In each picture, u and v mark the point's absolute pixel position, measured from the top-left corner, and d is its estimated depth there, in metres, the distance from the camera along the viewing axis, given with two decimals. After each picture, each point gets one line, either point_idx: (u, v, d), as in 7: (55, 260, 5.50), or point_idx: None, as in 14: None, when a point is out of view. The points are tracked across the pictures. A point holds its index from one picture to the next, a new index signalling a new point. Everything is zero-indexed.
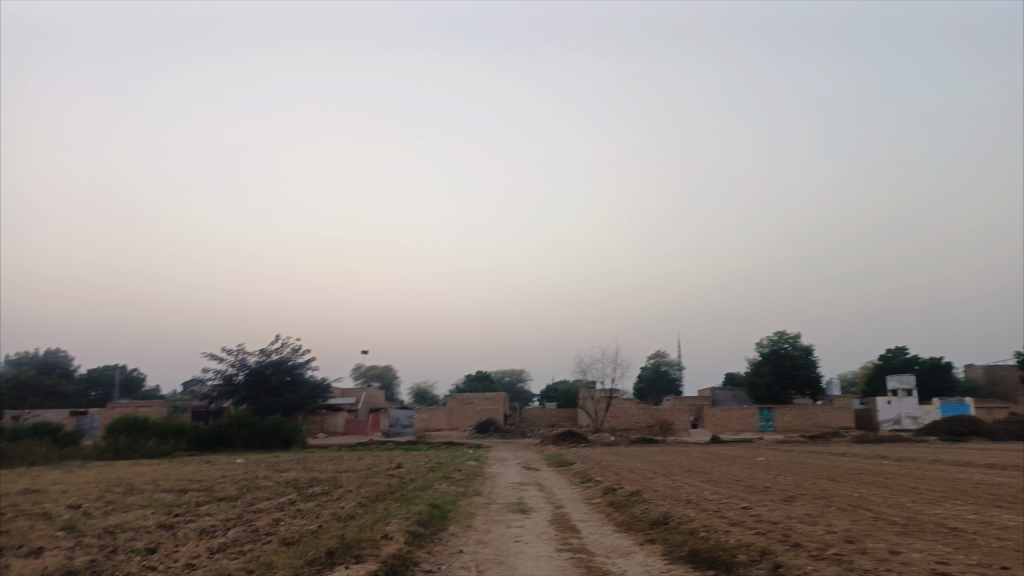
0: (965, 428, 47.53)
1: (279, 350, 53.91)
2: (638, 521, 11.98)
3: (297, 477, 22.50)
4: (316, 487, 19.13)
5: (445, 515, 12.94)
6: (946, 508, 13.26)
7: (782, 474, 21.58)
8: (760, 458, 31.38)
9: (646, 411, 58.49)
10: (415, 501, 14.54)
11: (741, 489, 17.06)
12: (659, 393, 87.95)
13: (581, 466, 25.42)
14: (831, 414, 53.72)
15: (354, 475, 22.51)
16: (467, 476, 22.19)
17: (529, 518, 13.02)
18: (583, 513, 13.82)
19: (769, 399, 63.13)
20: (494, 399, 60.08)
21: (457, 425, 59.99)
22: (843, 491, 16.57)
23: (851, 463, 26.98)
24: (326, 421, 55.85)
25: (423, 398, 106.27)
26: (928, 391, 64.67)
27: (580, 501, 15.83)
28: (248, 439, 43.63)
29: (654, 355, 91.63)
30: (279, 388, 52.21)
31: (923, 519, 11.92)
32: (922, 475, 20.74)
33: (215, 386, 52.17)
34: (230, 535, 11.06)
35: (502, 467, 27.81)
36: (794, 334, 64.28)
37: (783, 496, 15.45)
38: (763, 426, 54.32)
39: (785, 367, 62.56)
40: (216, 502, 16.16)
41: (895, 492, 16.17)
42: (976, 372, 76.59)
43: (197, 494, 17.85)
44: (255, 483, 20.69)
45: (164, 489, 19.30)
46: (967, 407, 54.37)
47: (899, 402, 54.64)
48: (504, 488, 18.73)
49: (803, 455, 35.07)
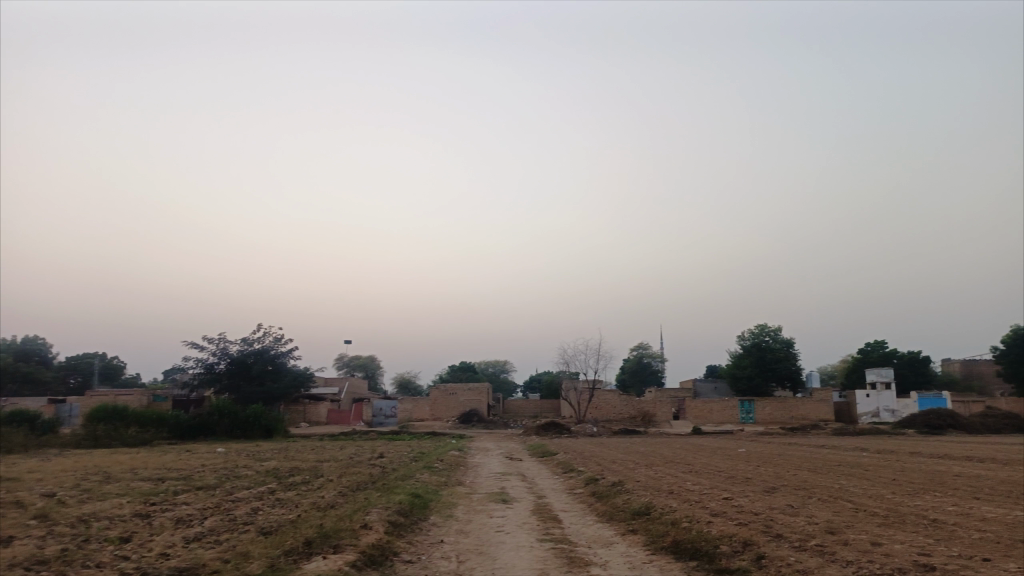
0: (942, 421, 48.14)
1: (261, 339, 53.46)
2: (620, 511, 11.93)
3: (278, 466, 22.32)
4: (296, 476, 18.95)
5: (426, 505, 12.83)
6: (926, 500, 13.33)
7: (764, 466, 21.67)
8: (742, 450, 31.56)
9: (629, 402, 58.70)
10: (396, 490, 14.42)
11: (723, 480, 17.10)
12: (642, 384, 88.35)
13: (563, 457, 25.37)
14: (811, 407, 54.18)
15: (335, 464, 22.34)
16: (449, 466, 22.11)
17: (511, 508, 12.94)
18: (565, 503, 13.77)
19: (750, 392, 63.60)
20: (477, 389, 60.01)
21: (440, 415, 59.92)
22: (823, 482, 16.66)
23: (831, 455, 27.21)
24: (308, 411, 55.57)
25: (406, 388, 106.12)
26: (907, 385, 65.41)
27: (562, 491, 15.79)
28: (229, 428, 43.30)
29: (637, 347, 91.97)
30: (261, 378, 51.82)
31: (904, 510, 11.98)
32: (902, 467, 20.91)
33: (196, 374, 51.67)
34: (206, 525, 10.87)
35: (485, 457, 27.77)
36: (775, 328, 64.75)
37: (765, 487, 15.49)
38: (744, 418, 54.74)
39: (766, 360, 63.03)
40: (194, 491, 15.94)
41: (874, 484, 16.28)
42: (953, 366, 77.60)
43: (174, 483, 17.60)
44: (235, 472, 20.48)
45: (142, 478, 19.05)
46: (944, 400, 55.04)
47: (878, 395, 55.24)
48: (486, 478, 18.69)
49: (785, 446, 35.31)
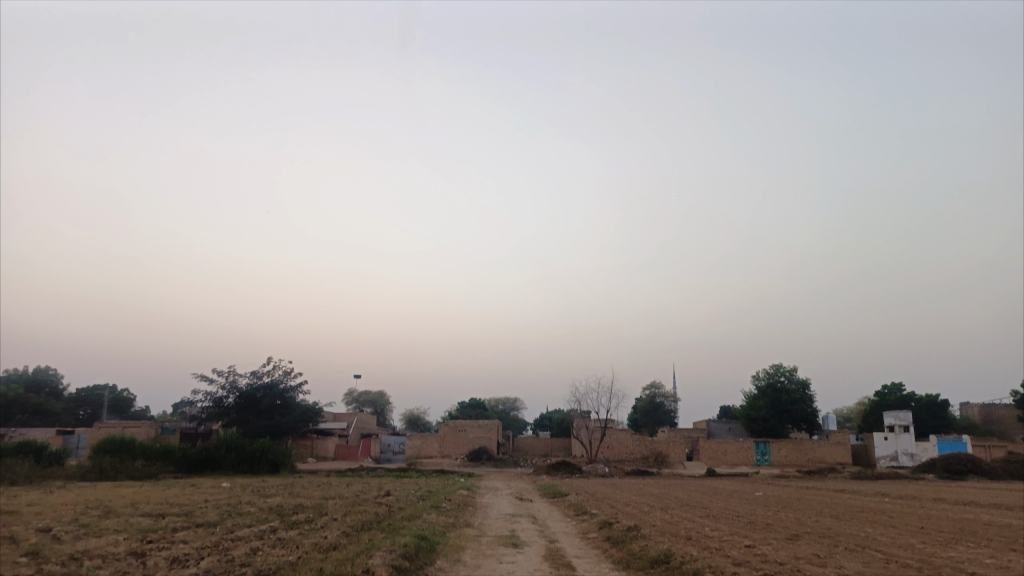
0: (963, 466, 46.84)
1: (270, 372, 53.17)
2: (638, 559, 11.34)
3: (283, 503, 21.75)
4: (300, 514, 18.36)
5: (433, 548, 12.26)
6: (960, 551, 12.63)
7: (783, 510, 20.87)
8: (758, 494, 30.65)
9: (641, 442, 57.64)
10: (401, 531, 13.88)
11: (743, 526, 16.41)
12: (654, 424, 86.96)
13: (574, 498, 24.61)
14: (828, 449, 52.96)
15: (341, 502, 21.72)
16: (457, 506, 21.47)
17: (522, 553, 12.37)
18: (578, 548, 13.17)
19: (765, 433, 62.37)
20: (487, 426, 59.28)
21: (449, 452, 58.96)
22: (848, 530, 15.91)
23: (851, 500, 26.29)
24: (316, 446, 54.82)
25: (415, 424, 105.02)
26: (925, 429, 63.98)
27: (575, 535, 15.18)
28: (236, 462, 42.64)
29: (650, 386, 90.78)
30: (270, 412, 51.31)
31: (938, 562, 11.32)
32: (928, 515, 20.07)
33: (204, 408, 51.28)
34: (202, 565, 10.36)
35: (494, 497, 27.07)
36: (790, 368, 63.67)
37: (788, 535, 14.82)
38: (759, 460, 53.56)
39: (781, 401, 61.86)
40: (194, 528, 15.42)
41: (903, 532, 15.54)
42: (972, 411, 76.00)
43: (175, 519, 17.09)
44: (237, 509, 19.92)
45: (142, 513, 18.50)
46: (965, 445, 53.68)
47: (896, 439, 53.92)
48: (496, 520, 18.05)
49: (802, 490, 34.29)
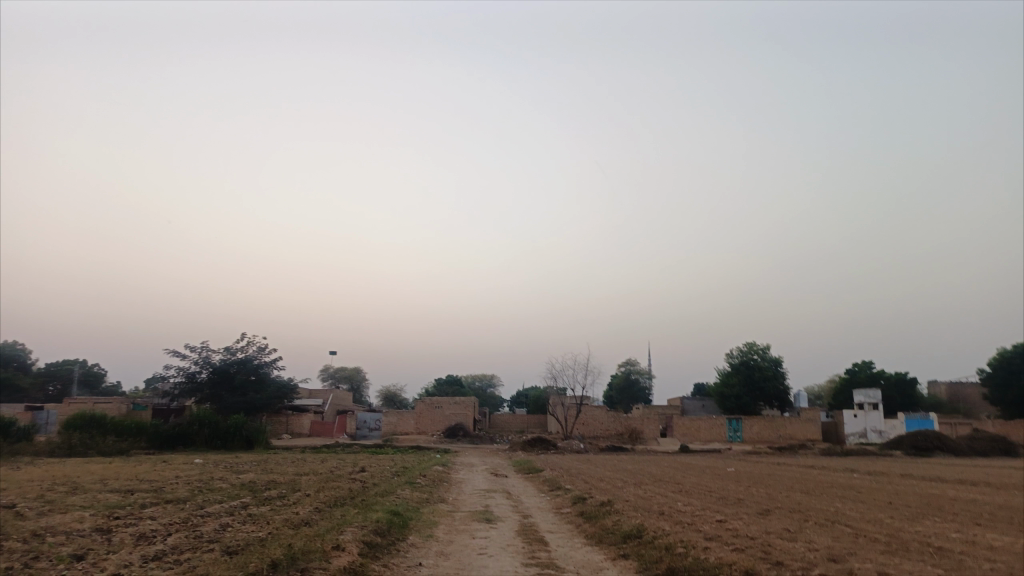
0: (929, 443, 47.80)
1: (244, 348, 52.67)
2: (610, 534, 11.33)
3: (255, 478, 21.58)
4: (272, 490, 18.17)
5: (405, 523, 12.19)
6: (927, 526, 12.81)
7: (755, 486, 21.07)
8: (731, 469, 30.96)
9: (616, 419, 58.10)
10: (374, 507, 13.77)
11: (715, 501, 16.53)
12: (629, 401, 87.76)
13: (549, 474, 24.70)
14: (799, 426, 53.73)
15: (314, 479, 21.58)
16: (432, 482, 21.42)
17: (495, 528, 12.34)
18: (552, 523, 13.17)
19: (738, 410, 63.17)
20: (463, 403, 59.31)
21: (425, 429, 58.98)
22: (819, 505, 16.09)
23: (821, 476, 26.71)
24: (291, 423, 54.53)
25: (392, 401, 105.09)
26: (894, 407, 65.23)
27: (549, 510, 15.20)
28: (209, 438, 42.26)
29: (625, 364, 91.47)
30: (244, 387, 50.86)
31: (906, 536, 11.46)
32: (896, 490, 20.39)
33: (177, 384, 50.69)
34: (168, 542, 10.18)
35: (469, 473, 27.09)
36: (763, 346, 64.36)
37: (759, 510, 14.96)
38: (731, 437, 54.27)
39: (754, 379, 62.63)
40: (163, 504, 15.19)
41: (871, 507, 15.75)
42: (939, 388, 77.56)
43: (143, 495, 16.85)
44: (208, 485, 19.66)
45: (110, 490, 18.18)
46: (931, 422, 54.80)
47: (865, 417, 54.88)
48: (470, 495, 18.03)
49: (773, 467, 34.74)
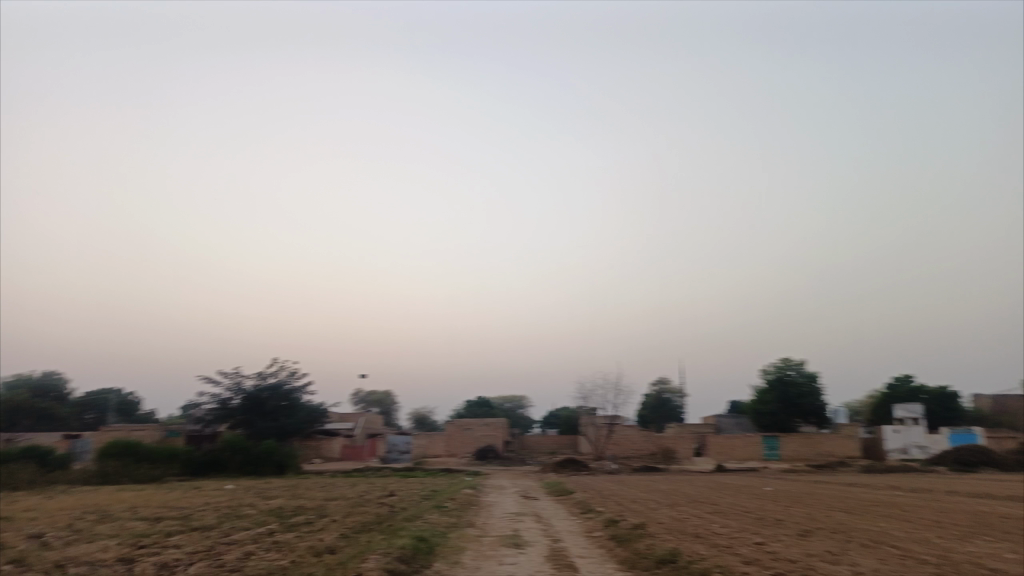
0: (975, 458, 46.20)
1: (275, 373, 52.95)
2: (642, 559, 10.88)
3: (284, 504, 21.44)
4: (299, 516, 17.96)
5: (431, 550, 11.87)
6: (979, 546, 12.14)
7: (795, 506, 20.33)
8: (769, 489, 30.10)
9: (648, 438, 57.11)
10: (400, 533, 13.50)
11: (752, 522, 15.94)
12: (662, 420, 86.45)
13: (581, 496, 24.18)
14: (838, 443, 52.35)
15: (342, 503, 21.35)
16: (461, 505, 21.08)
17: (524, 554, 11.97)
18: (583, 548, 12.75)
19: (774, 428, 61.81)
20: (493, 425, 58.88)
21: (456, 451, 58.54)
22: (861, 525, 15.42)
23: (863, 494, 25.75)
24: (322, 447, 54.45)
25: (423, 424, 104.84)
26: (936, 421, 63.37)
27: (579, 534, 14.78)
28: (242, 464, 42.32)
29: (657, 382, 90.27)
30: (275, 413, 51.03)
31: (957, 557, 10.83)
32: (943, 508, 19.51)
33: (210, 410, 51.08)
34: (190, 572, 9.98)
35: (500, 495, 26.67)
36: (799, 361, 63.05)
37: (798, 531, 14.38)
38: (768, 455, 52.99)
39: (790, 395, 61.29)
40: (189, 532, 15.08)
41: (918, 526, 15.05)
42: (983, 402, 75.20)
43: (171, 523, 16.77)
44: (236, 512, 19.56)
45: (139, 518, 18.12)
46: (976, 436, 53.03)
47: (906, 432, 53.27)
48: (500, 519, 17.63)
49: (813, 485, 33.71)
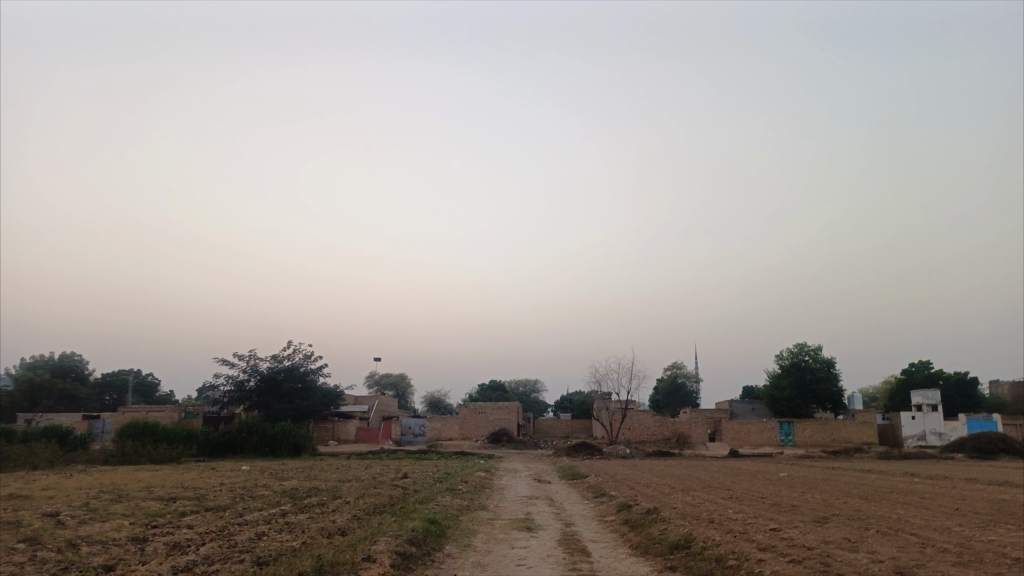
0: (993, 445, 45.71)
1: (290, 355, 53.20)
2: (656, 544, 10.76)
3: (297, 485, 21.56)
4: (312, 497, 18.00)
5: (443, 532, 11.81)
6: (1000, 535, 11.89)
7: (811, 492, 20.15)
8: (783, 474, 29.92)
9: (662, 423, 56.96)
10: (411, 515, 13.47)
11: (767, 508, 15.79)
12: (676, 405, 86.28)
13: (594, 480, 24.12)
14: (854, 429, 51.93)
15: (356, 485, 21.41)
16: (474, 489, 21.04)
17: (535, 538, 11.90)
18: (595, 532, 12.67)
19: (789, 413, 61.48)
20: (507, 408, 58.94)
21: (470, 434, 58.70)
22: (879, 512, 15.22)
23: (879, 481, 25.53)
24: (337, 429, 54.79)
25: (437, 407, 105.34)
26: (954, 408, 62.77)
27: (592, 518, 14.71)
28: (258, 445, 42.63)
29: (671, 367, 90.00)
30: (291, 395, 51.32)
31: (978, 546, 10.61)
32: (961, 495, 19.27)
33: (226, 392, 51.51)
34: (201, 552, 9.97)
35: (513, 479, 26.65)
36: (815, 347, 62.49)
37: (815, 517, 14.20)
38: (783, 441, 52.70)
39: (806, 381, 60.84)
40: (202, 512, 15.14)
41: (936, 514, 14.84)
42: (1002, 389, 74.29)
43: (185, 503, 16.86)
44: (250, 493, 19.64)
45: (154, 498, 18.24)
46: (994, 424, 52.39)
47: (924, 418, 52.79)
48: (512, 503, 17.57)
49: (828, 471, 33.47)
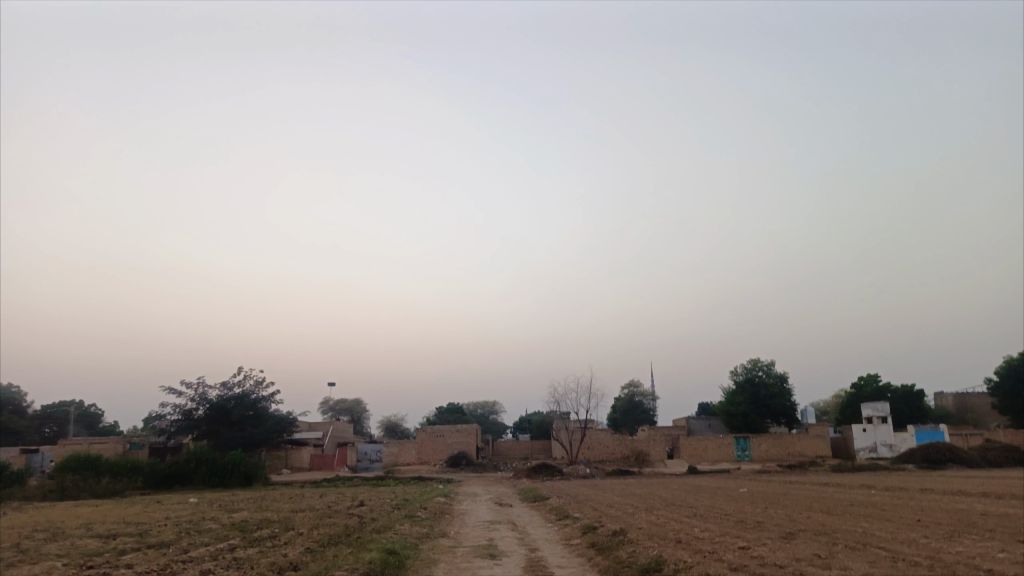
0: (942, 455, 46.70)
1: (241, 382, 51.57)
2: (626, 567, 10.35)
3: (248, 517, 20.61)
4: (263, 530, 17.16)
5: (402, 563, 11.23)
6: (969, 546, 11.79)
7: (773, 507, 19.99)
8: (743, 490, 29.91)
9: (621, 442, 56.88)
10: (369, 546, 12.81)
11: (733, 526, 15.59)
12: (634, 423, 86.44)
13: (556, 503, 23.65)
14: (808, 443, 52.55)
15: (310, 515, 20.55)
16: (433, 515, 20.41)
17: (500, 565, 11.40)
18: (561, 557, 12.23)
19: (745, 429, 61.98)
20: (465, 431, 58.11)
21: (428, 459, 57.64)
22: (843, 526, 15.11)
23: (838, 494, 25.60)
24: (291, 457, 53.21)
25: (394, 431, 103.61)
26: (903, 420, 64.15)
27: (557, 542, 14.30)
28: (208, 476, 41.02)
29: (628, 385, 90.25)
30: (242, 423, 49.70)
31: (949, 558, 10.46)
32: (920, 506, 19.38)
33: (174, 422, 49.63)
34: None
35: (472, 503, 25.99)
36: (768, 362, 63.31)
37: (782, 534, 13.98)
38: (740, 456, 53.03)
39: (760, 396, 61.50)
40: (143, 549, 14.22)
41: (901, 526, 14.82)
42: (947, 399, 76.22)
43: (127, 540, 15.89)
44: (197, 527, 18.69)
45: (92, 535, 17.16)
46: (942, 434, 53.54)
47: (874, 431, 53.74)
48: (474, 528, 17.10)
49: (786, 485, 33.62)
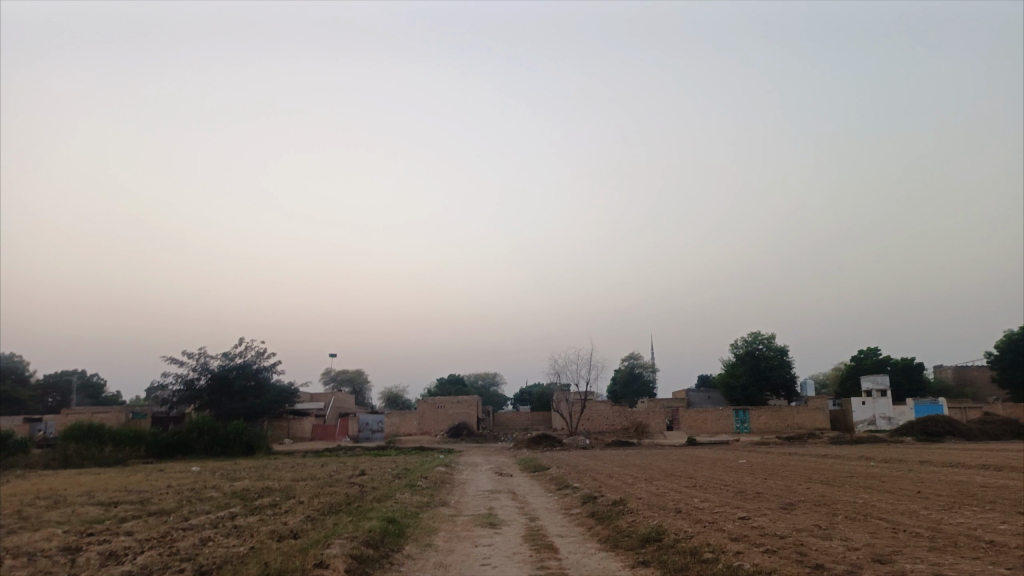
0: (940, 428, 46.87)
1: (243, 353, 51.73)
2: (625, 537, 10.34)
3: (249, 486, 20.69)
4: (264, 498, 17.17)
5: (402, 532, 11.21)
6: (969, 518, 11.75)
7: (773, 478, 20.00)
8: (742, 461, 29.96)
9: (621, 413, 57.12)
10: (369, 514, 12.80)
11: (733, 496, 15.58)
12: (633, 395, 86.90)
13: (555, 473, 23.69)
14: (807, 415, 52.74)
15: (310, 485, 20.59)
16: (434, 484, 20.46)
17: (500, 534, 11.39)
18: (561, 526, 12.23)
19: (744, 401, 62.22)
20: (466, 402, 58.32)
21: (429, 429, 58.03)
22: (843, 497, 15.09)
23: (837, 466, 25.69)
24: (292, 427, 53.51)
25: (395, 402, 104.20)
26: (902, 393, 64.37)
27: (557, 511, 14.31)
28: (210, 445, 41.24)
29: (628, 358, 90.58)
30: (243, 393, 49.86)
31: (950, 530, 10.40)
32: (919, 478, 19.38)
33: (176, 392, 49.82)
34: (137, 561, 9.17)
35: (473, 473, 26.09)
36: (769, 335, 63.33)
37: (782, 505, 13.95)
38: (738, 428, 53.28)
39: (760, 368, 61.64)
40: (143, 517, 14.21)
41: (901, 498, 14.80)
42: (946, 373, 76.38)
43: (129, 507, 15.94)
44: (198, 495, 18.74)
45: (94, 503, 17.18)
46: (941, 407, 53.68)
47: (874, 403, 53.89)
48: (474, 497, 17.13)
49: (785, 457, 33.75)
